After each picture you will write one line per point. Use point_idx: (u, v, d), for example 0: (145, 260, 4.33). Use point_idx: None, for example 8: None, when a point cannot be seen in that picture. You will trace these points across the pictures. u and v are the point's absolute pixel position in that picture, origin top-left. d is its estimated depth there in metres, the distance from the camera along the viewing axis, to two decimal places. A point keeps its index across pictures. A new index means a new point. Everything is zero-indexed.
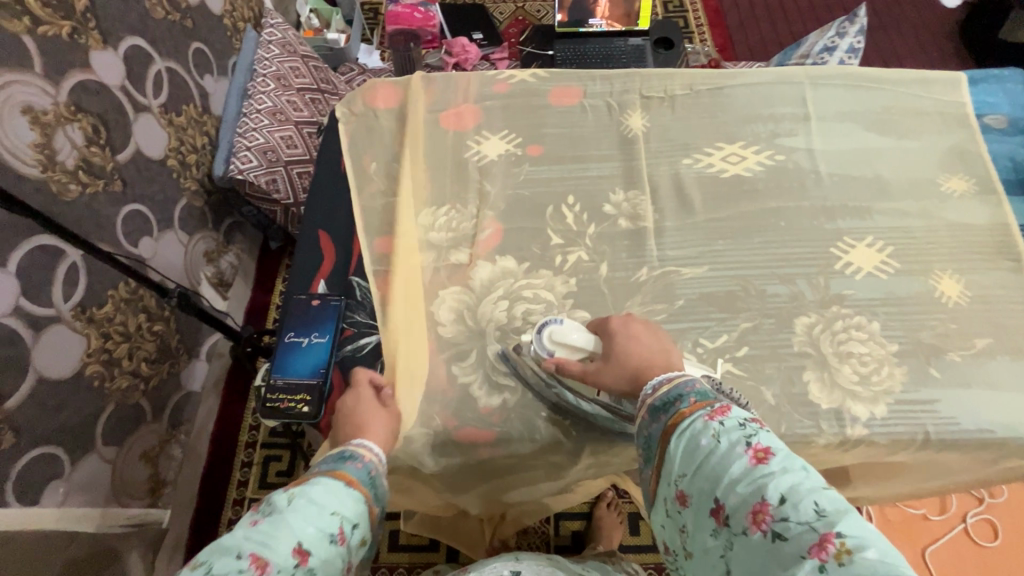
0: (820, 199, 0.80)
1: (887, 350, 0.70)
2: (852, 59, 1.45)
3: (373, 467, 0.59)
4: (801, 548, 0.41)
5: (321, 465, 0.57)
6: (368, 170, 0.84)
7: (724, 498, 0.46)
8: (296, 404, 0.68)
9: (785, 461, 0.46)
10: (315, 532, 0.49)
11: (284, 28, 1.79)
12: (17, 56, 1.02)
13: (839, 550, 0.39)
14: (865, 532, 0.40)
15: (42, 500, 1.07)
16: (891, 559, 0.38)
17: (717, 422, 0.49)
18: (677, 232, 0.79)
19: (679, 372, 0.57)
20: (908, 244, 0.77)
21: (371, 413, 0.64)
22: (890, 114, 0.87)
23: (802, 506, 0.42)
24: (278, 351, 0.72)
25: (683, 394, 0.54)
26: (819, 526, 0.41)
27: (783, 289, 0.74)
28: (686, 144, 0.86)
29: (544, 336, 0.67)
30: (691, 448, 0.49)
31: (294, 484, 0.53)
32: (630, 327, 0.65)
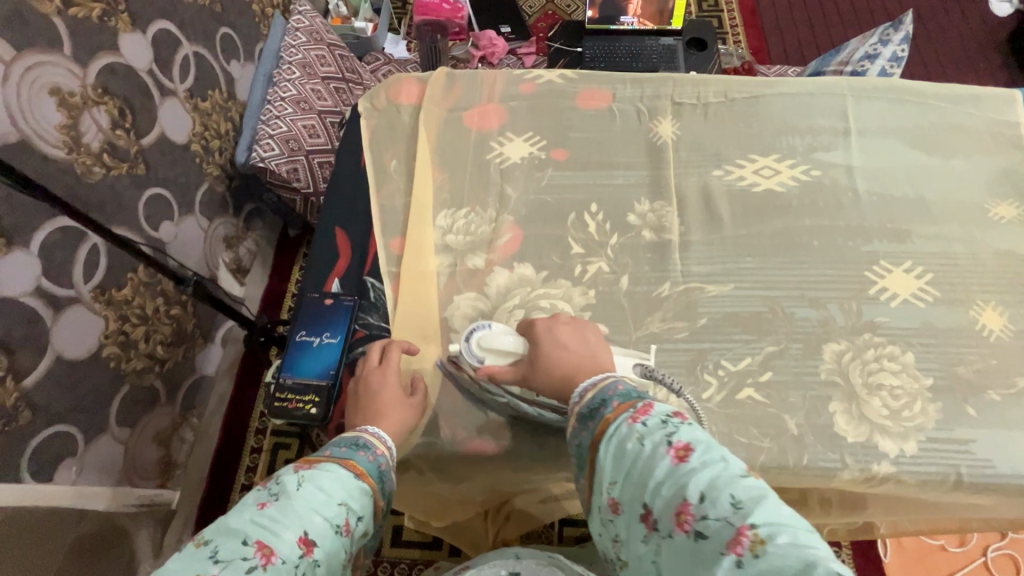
0: (857, 218, 0.77)
1: (920, 385, 0.66)
2: (894, 69, 1.39)
3: (383, 461, 0.58)
4: (719, 544, 0.40)
5: (333, 450, 0.56)
6: (387, 167, 0.83)
7: (649, 502, 0.46)
8: (303, 406, 0.67)
9: (704, 454, 0.46)
10: (321, 522, 0.49)
11: (311, 16, 1.78)
12: (47, 37, 1.02)
13: (753, 542, 0.39)
14: (779, 519, 0.40)
15: (55, 478, 1.08)
16: (802, 543, 0.38)
17: (641, 423, 0.49)
18: (703, 247, 0.76)
19: (606, 375, 0.57)
20: (950, 272, 0.73)
21: (391, 404, 0.63)
22: (937, 131, 0.82)
23: (719, 500, 0.42)
24: (289, 349, 0.71)
25: (608, 398, 0.54)
26: (734, 520, 0.41)
27: (812, 313, 0.71)
28: (717, 154, 0.82)
29: (472, 343, 0.64)
30: (618, 453, 0.49)
31: (304, 465, 0.53)
32: (556, 331, 0.62)
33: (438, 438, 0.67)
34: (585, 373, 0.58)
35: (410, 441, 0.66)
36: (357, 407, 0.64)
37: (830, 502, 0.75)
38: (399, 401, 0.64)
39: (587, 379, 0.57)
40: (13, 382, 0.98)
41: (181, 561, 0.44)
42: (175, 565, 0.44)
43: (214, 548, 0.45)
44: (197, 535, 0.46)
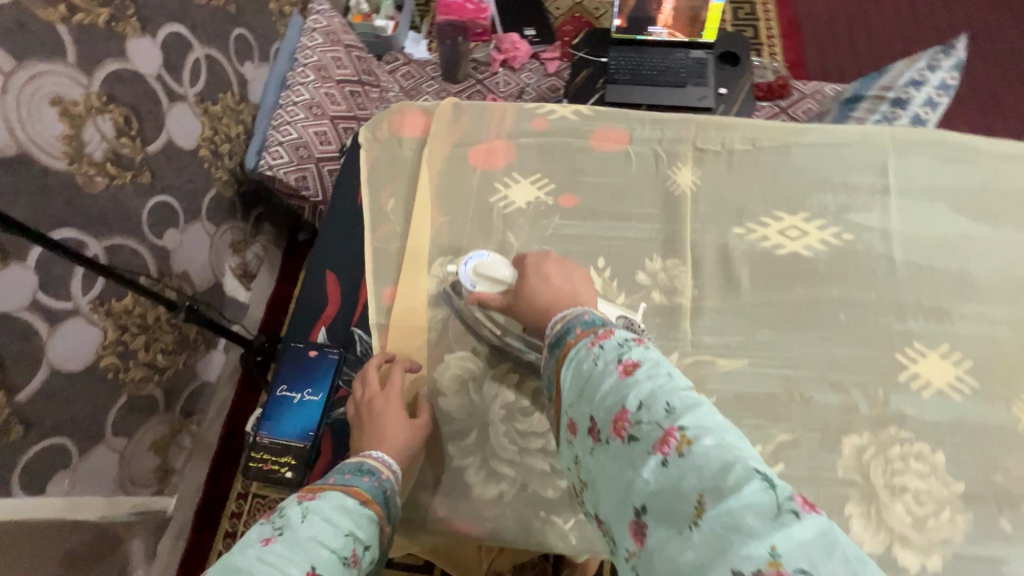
0: (891, 292, 0.70)
1: (950, 491, 0.60)
2: (941, 97, 1.29)
3: (389, 486, 0.55)
4: (648, 444, 0.39)
5: (336, 477, 0.54)
6: (384, 206, 0.78)
7: (592, 413, 0.44)
8: (279, 468, 0.64)
9: (651, 370, 0.43)
10: (329, 555, 0.45)
11: (330, 15, 1.73)
12: (50, 46, 0.99)
13: (680, 442, 0.38)
14: (708, 422, 0.38)
15: (47, 491, 1.07)
16: (728, 444, 0.37)
17: (598, 346, 0.47)
18: (717, 316, 0.70)
19: (575, 308, 0.55)
20: (992, 361, 0.66)
21: (395, 427, 0.60)
22: (989, 196, 0.74)
23: (655, 406, 0.40)
24: (269, 403, 0.68)
25: (572, 327, 0.52)
26: (664, 422, 0.39)
27: (833, 399, 0.64)
28: (739, 210, 0.76)
29: (469, 268, 0.67)
30: (573, 373, 0.47)
31: (308, 496, 0.50)
32: (543, 267, 0.62)
33: (417, 513, 0.63)
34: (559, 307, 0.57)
35: None
36: (360, 432, 0.61)
37: None
38: (402, 422, 0.61)
39: (558, 311, 0.56)
40: (5, 397, 0.96)
41: None
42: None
43: None
44: None
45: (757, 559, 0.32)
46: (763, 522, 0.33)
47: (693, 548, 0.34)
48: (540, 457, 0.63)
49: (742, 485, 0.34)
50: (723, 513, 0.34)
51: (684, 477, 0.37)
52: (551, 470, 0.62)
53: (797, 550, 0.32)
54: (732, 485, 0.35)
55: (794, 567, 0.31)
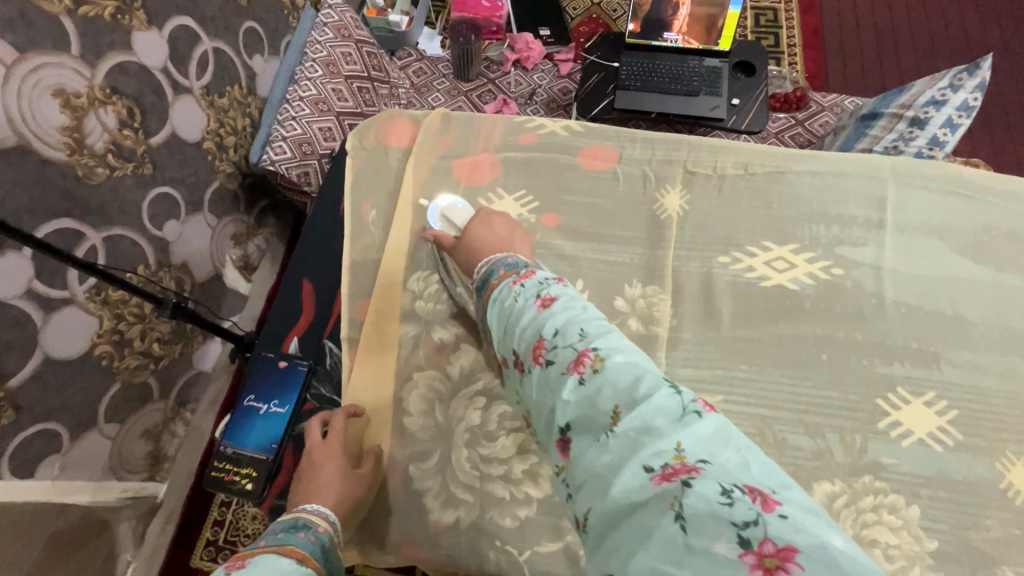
0: (879, 333, 0.67)
1: (922, 548, 0.57)
2: (964, 118, 1.19)
3: (326, 538, 0.53)
4: (565, 367, 0.43)
5: (267, 543, 0.50)
6: (366, 217, 0.77)
7: (517, 345, 0.49)
8: (240, 480, 0.64)
9: (566, 302, 0.48)
10: None
11: (342, 10, 1.73)
12: (53, 38, 1.00)
13: (593, 360, 0.41)
14: (616, 342, 0.43)
15: (37, 474, 1.10)
16: (634, 360, 0.41)
17: (520, 285, 0.52)
18: (694, 347, 0.68)
19: (502, 253, 0.60)
20: (979, 412, 0.63)
21: (333, 476, 0.59)
22: (991, 236, 0.71)
23: (569, 332, 0.45)
24: (235, 413, 0.68)
25: (495, 270, 0.57)
26: (579, 345, 0.43)
27: (807, 443, 0.62)
28: (727, 238, 0.73)
29: (437, 211, 0.73)
30: (500, 312, 0.53)
31: (236, 566, 0.45)
32: (492, 218, 0.67)
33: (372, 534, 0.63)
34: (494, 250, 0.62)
35: None
36: (300, 481, 0.60)
37: None
38: (340, 472, 0.60)
39: (488, 251, 0.62)
40: None
41: None
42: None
43: None
44: None
45: (664, 456, 0.35)
46: (671, 422, 0.36)
47: (609, 452, 0.37)
48: (500, 484, 0.62)
49: (652, 394, 0.38)
50: (636, 421, 0.37)
51: (601, 392, 0.40)
52: (511, 499, 0.62)
53: (701, 446, 0.35)
54: (643, 395, 0.38)
55: (697, 459, 0.34)
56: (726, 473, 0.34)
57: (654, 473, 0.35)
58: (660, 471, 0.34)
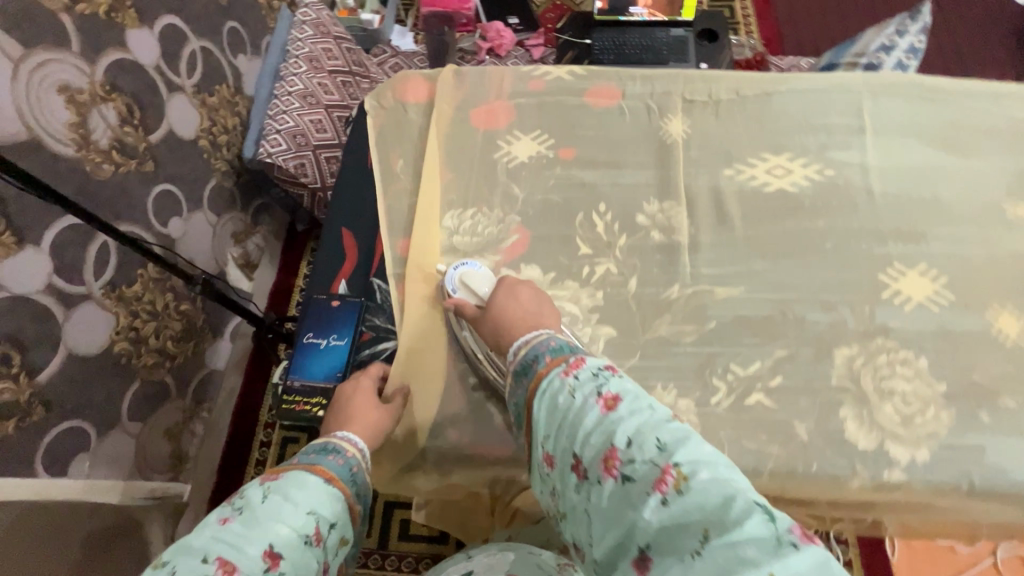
0: (872, 220, 0.75)
1: (934, 391, 0.65)
2: (911, 61, 1.31)
3: (354, 463, 0.59)
4: (647, 484, 0.44)
5: (302, 459, 0.58)
6: (394, 167, 0.82)
7: (577, 450, 0.49)
8: (313, 408, 0.69)
9: (632, 403, 0.49)
10: (287, 534, 0.50)
11: (318, 9, 1.74)
12: (54, 35, 1.02)
13: (676, 479, 0.43)
14: (697, 456, 0.44)
15: (69, 472, 1.09)
16: (720, 476, 0.43)
17: (572, 376, 0.53)
18: (713, 250, 0.75)
19: (539, 332, 0.60)
20: (966, 274, 0.71)
21: (364, 408, 0.64)
22: (956, 130, 0.80)
23: (645, 444, 0.46)
24: (297, 351, 0.72)
25: (540, 353, 0.57)
26: (659, 460, 0.44)
27: (824, 317, 0.70)
28: (728, 153, 0.81)
29: (455, 275, 0.71)
30: (550, 407, 0.52)
31: (271, 477, 0.54)
32: (517, 288, 0.66)
33: (443, 442, 0.67)
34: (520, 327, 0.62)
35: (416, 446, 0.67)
36: (332, 414, 0.65)
37: (836, 508, 0.74)
38: (372, 405, 0.65)
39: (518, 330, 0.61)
40: (26, 378, 0.98)
41: None
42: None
43: (173, 566, 0.46)
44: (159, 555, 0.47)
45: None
46: (767, 554, 0.38)
47: None
48: None
49: (745, 520, 0.39)
50: (726, 547, 0.39)
51: (687, 513, 0.41)
52: None
53: None
54: (736, 521, 0.40)
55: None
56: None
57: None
58: None
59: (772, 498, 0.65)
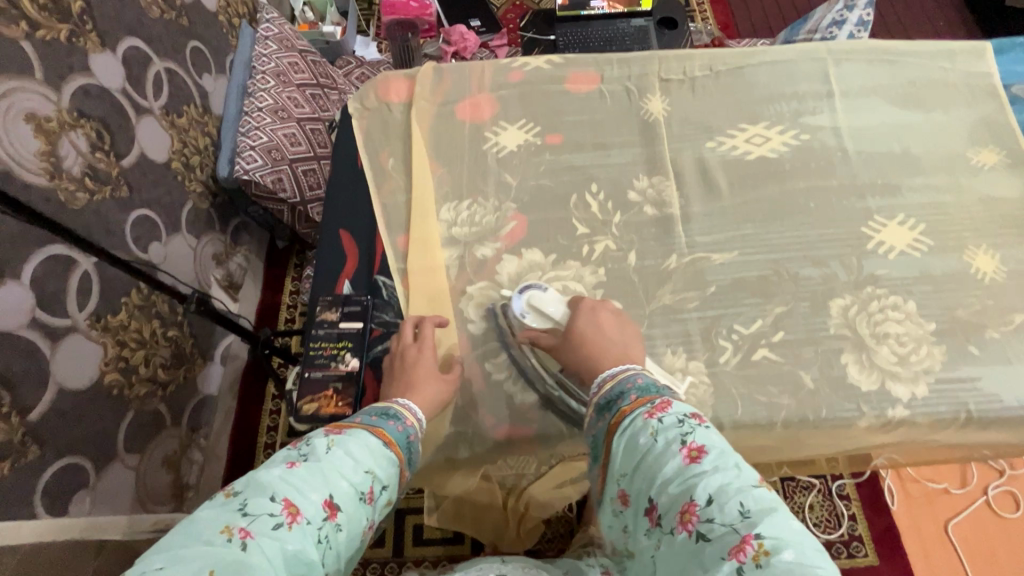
0: (849, 177, 0.79)
1: (924, 330, 0.69)
2: (861, 33, 1.34)
3: (412, 432, 0.59)
4: (723, 549, 0.44)
5: (363, 419, 0.58)
6: (385, 166, 0.83)
7: (653, 495, 0.49)
8: (339, 352, 0.70)
9: (717, 460, 0.48)
10: (346, 488, 0.51)
11: (280, 23, 1.74)
12: (17, 63, 0.99)
13: (757, 551, 0.42)
14: (782, 533, 0.43)
15: (70, 510, 1.05)
16: (803, 559, 0.42)
17: (656, 419, 0.52)
18: (704, 218, 0.77)
19: (625, 367, 0.59)
20: (941, 220, 0.76)
21: (425, 378, 0.64)
22: (917, 88, 0.85)
23: (728, 507, 0.45)
24: (315, 309, 0.73)
25: (625, 391, 0.56)
26: (740, 528, 0.44)
27: (815, 272, 0.73)
28: (708, 127, 0.84)
29: (522, 298, 0.68)
30: (630, 446, 0.52)
31: (335, 431, 0.55)
32: (598, 314, 0.65)
33: (467, 429, 0.68)
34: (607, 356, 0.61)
35: (440, 432, 0.67)
36: (388, 381, 0.66)
37: (844, 455, 0.77)
38: (433, 377, 0.65)
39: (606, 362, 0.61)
40: (17, 417, 0.95)
41: (212, 510, 0.46)
42: (206, 513, 0.46)
43: (244, 500, 0.47)
44: (228, 485, 0.49)
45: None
46: None
47: None
48: None
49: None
50: None
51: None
52: None
53: None
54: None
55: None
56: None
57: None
58: None
59: (786, 447, 0.68)
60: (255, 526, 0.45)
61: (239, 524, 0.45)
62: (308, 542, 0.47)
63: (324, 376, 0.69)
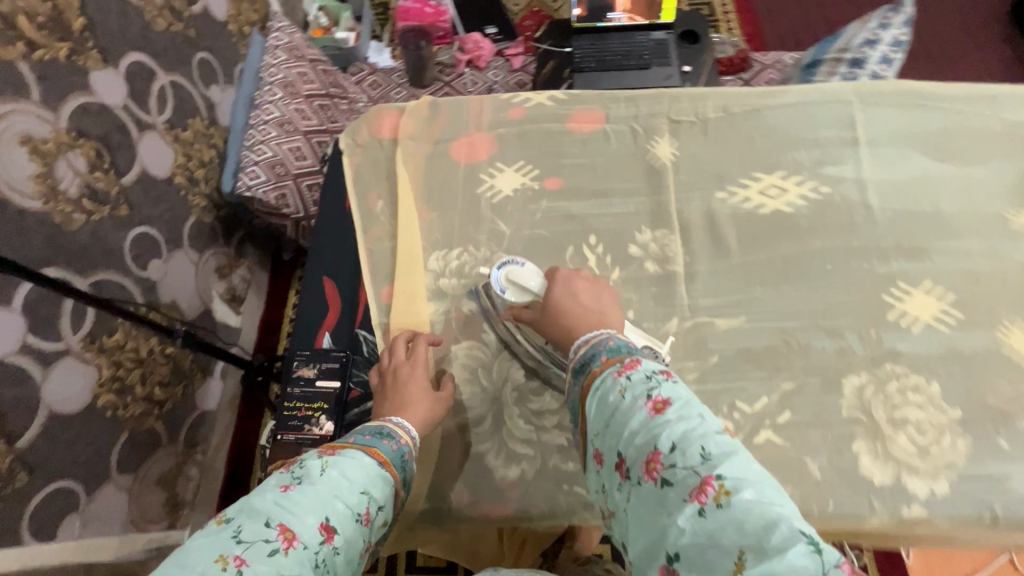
0: (872, 237, 0.73)
1: (948, 417, 0.63)
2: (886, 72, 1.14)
3: (406, 450, 0.56)
4: (685, 492, 0.42)
5: (357, 438, 0.55)
6: (374, 209, 0.79)
7: (621, 449, 0.47)
8: (313, 414, 0.66)
9: (682, 410, 0.46)
10: (342, 509, 0.47)
11: (292, 31, 1.57)
12: (12, 86, 0.92)
13: (718, 491, 0.40)
14: (744, 473, 0.41)
15: (58, 536, 1.00)
16: (766, 498, 0.39)
17: (625, 377, 0.49)
18: (710, 278, 0.72)
19: (598, 331, 0.57)
20: (973, 290, 0.69)
21: (416, 396, 0.62)
22: (951, 137, 0.78)
23: (690, 451, 0.43)
24: (291, 365, 0.70)
25: (597, 353, 0.54)
26: (701, 470, 0.42)
27: (829, 344, 0.67)
28: (719, 175, 0.78)
29: (501, 275, 0.67)
30: (601, 406, 0.50)
31: (329, 451, 0.52)
32: (573, 282, 0.63)
33: (443, 503, 0.64)
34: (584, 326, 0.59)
35: (414, 506, 0.64)
36: (382, 399, 0.63)
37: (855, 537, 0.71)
38: (424, 394, 0.62)
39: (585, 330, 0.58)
40: (5, 445, 0.89)
41: (205, 539, 0.43)
42: (200, 543, 0.43)
43: (239, 527, 0.44)
44: (222, 512, 0.46)
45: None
46: None
47: None
48: None
49: (785, 547, 0.36)
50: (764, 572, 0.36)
51: (723, 531, 0.39)
52: (569, 444, 0.64)
53: None
54: (775, 546, 0.37)
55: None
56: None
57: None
58: None
59: None
60: (250, 553, 0.42)
61: (233, 552, 0.42)
62: (305, 569, 0.43)
63: (297, 440, 0.65)
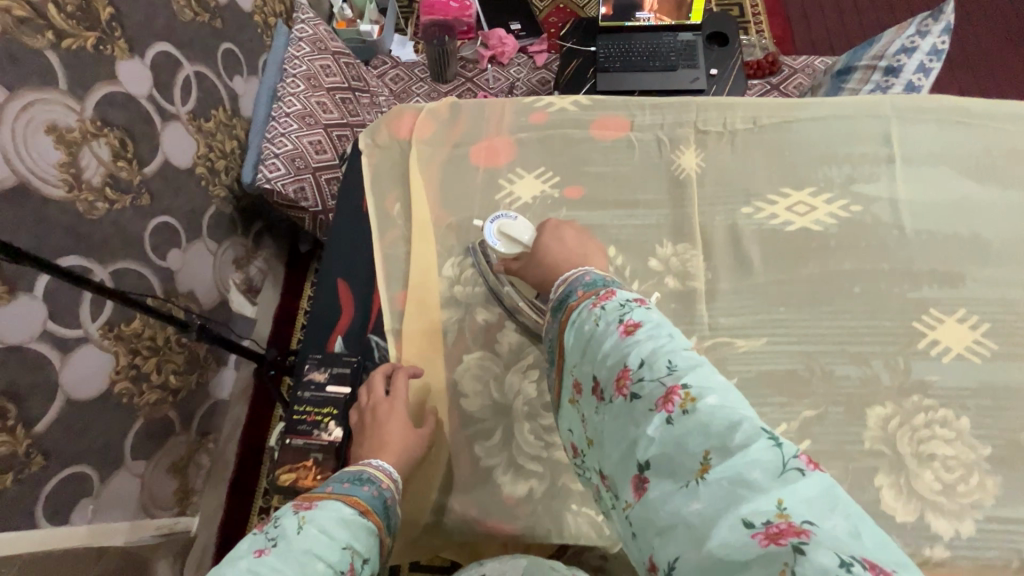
0: (904, 261, 0.70)
1: (977, 455, 0.60)
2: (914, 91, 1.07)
3: (388, 495, 0.54)
4: (652, 402, 0.39)
5: (335, 486, 0.52)
6: (391, 211, 0.78)
7: (595, 373, 0.45)
8: (322, 419, 0.66)
9: (653, 330, 0.43)
10: (323, 569, 0.44)
11: (315, 23, 1.56)
12: (39, 73, 0.88)
13: (684, 399, 0.38)
14: (711, 381, 0.38)
15: (71, 520, 0.95)
16: (731, 403, 0.37)
17: (600, 307, 0.47)
18: (732, 296, 0.70)
19: (576, 269, 0.54)
20: (1010, 321, 0.66)
21: (396, 435, 0.60)
22: (994, 158, 0.75)
23: (657, 364, 0.41)
24: (301, 368, 0.70)
25: (573, 289, 0.52)
26: (668, 381, 0.39)
27: (853, 372, 0.64)
28: (747, 189, 0.76)
29: (494, 228, 0.69)
30: (578, 336, 0.48)
31: (305, 506, 0.48)
32: (561, 230, 0.63)
33: (449, 517, 0.63)
34: (568, 265, 0.58)
35: (419, 519, 0.63)
36: (362, 438, 0.61)
37: None
38: (404, 429, 0.61)
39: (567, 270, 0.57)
40: (22, 429, 0.85)
41: None
42: None
43: None
44: None
45: (766, 513, 0.32)
46: (769, 477, 0.33)
47: (700, 501, 0.35)
48: None
49: (749, 443, 0.35)
50: (730, 471, 0.35)
51: (690, 436, 0.37)
52: None
53: (805, 505, 0.32)
54: (739, 444, 0.35)
55: (803, 519, 0.32)
56: (837, 541, 0.30)
57: (756, 529, 0.32)
58: (763, 529, 0.32)
59: None
60: None
61: None
62: None
63: (305, 445, 0.65)
